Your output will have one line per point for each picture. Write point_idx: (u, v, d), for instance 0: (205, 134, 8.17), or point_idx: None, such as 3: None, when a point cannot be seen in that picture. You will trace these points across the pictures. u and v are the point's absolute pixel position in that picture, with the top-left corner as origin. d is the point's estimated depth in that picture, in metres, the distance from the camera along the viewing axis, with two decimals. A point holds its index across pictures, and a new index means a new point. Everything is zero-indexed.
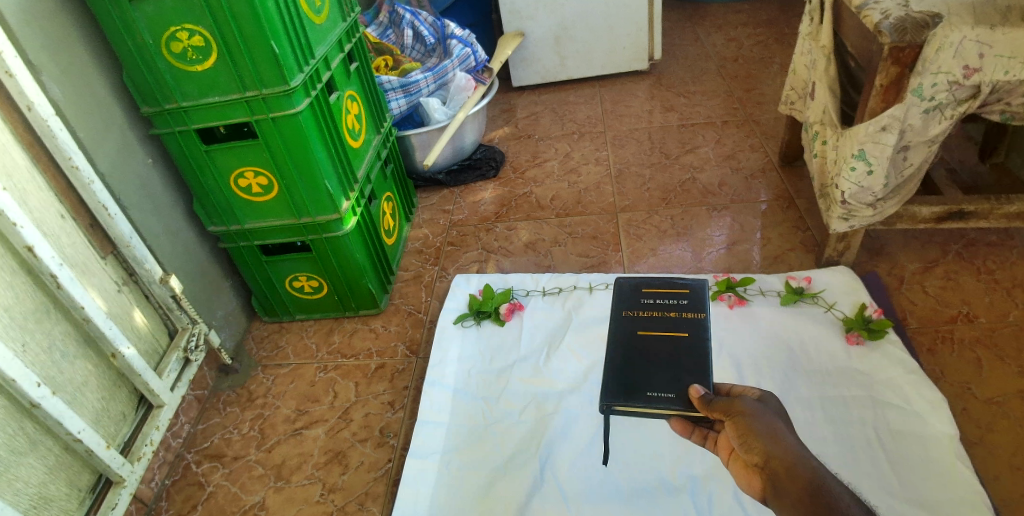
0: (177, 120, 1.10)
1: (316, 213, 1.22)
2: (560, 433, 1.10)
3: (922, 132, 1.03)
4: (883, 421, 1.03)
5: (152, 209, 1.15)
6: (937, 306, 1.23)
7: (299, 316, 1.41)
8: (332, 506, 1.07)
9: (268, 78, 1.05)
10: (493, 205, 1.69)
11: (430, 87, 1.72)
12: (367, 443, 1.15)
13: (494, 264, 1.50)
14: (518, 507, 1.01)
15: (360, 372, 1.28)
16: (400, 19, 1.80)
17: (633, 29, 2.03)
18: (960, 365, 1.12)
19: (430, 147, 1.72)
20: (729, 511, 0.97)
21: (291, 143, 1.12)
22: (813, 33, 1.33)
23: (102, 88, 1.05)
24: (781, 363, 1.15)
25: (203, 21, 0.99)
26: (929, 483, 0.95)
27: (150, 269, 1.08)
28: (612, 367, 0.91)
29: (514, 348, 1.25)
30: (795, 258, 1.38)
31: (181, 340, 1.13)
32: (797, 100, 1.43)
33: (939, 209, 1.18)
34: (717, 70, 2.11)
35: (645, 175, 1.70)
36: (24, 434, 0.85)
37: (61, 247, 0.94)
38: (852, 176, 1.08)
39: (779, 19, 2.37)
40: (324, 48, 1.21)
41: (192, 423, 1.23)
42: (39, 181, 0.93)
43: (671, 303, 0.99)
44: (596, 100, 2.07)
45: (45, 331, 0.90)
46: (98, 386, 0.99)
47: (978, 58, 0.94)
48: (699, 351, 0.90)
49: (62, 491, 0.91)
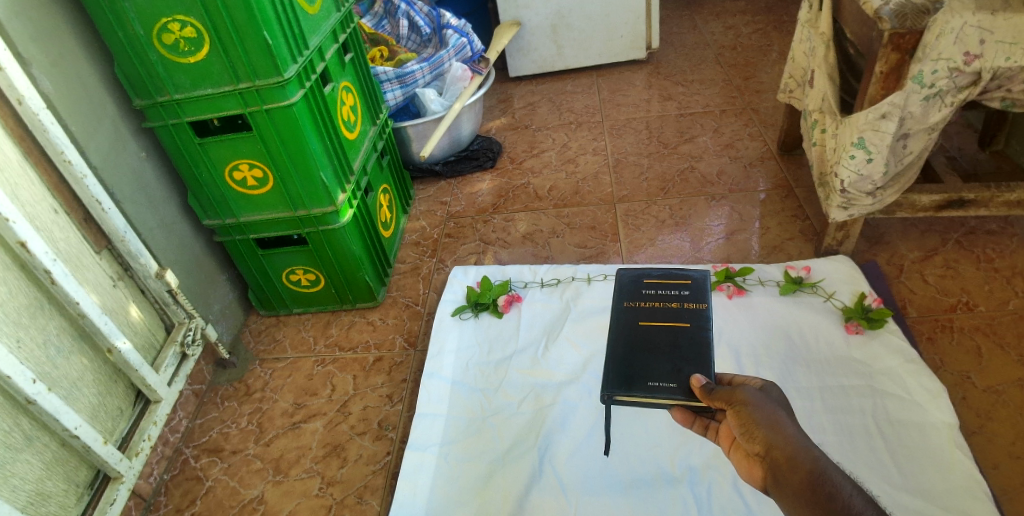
0: (170, 112, 1.09)
1: (312, 206, 1.21)
2: (560, 425, 1.10)
3: (922, 120, 1.02)
4: (882, 410, 1.03)
5: (146, 202, 1.14)
6: (936, 295, 1.22)
7: (296, 309, 1.40)
8: (332, 500, 1.06)
9: (261, 68, 1.04)
10: (490, 196, 1.68)
11: (425, 78, 1.70)
12: (365, 436, 1.15)
13: (493, 256, 1.49)
14: (518, 499, 1.01)
15: (357, 365, 1.28)
16: (395, 9, 1.78)
17: (630, 17, 2.01)
18: (960, 353, 1.12)
19: (425, 139, 1.70)
20: (729, 502, 0.96)
21: (285, 134, 1.11)
22: (812, 21, 1.32)
23: (93, 80, 1.04)
24: (781, 352, 1.14)
25: (194, 11, 0.98)
26: (928, 473, 0.94)
27: (145, 263, 1.07)
28: (613, 357, 0.90)
29: (512, 339, 1.25)
30: (795, 248, 1.38)
31: (178, 335, 1.12)
32: (796, 88, 1.42)
33: (939, 197, 1.18)
34: (715, 59, 2.10)
35: (642, 164, 1.69)
36: (20, 430, 0.85)
37: (54, 242, 0.93)
38: (852, 164, 1.07)
39: (777, 6, 2.35)
40: (318, 38, 1.20)
41: (190, 418, 1.22)
42: (32, 176, 0.92)
43: (672, 294, 0.98)
44: (594, 90, 2.06)
45: (39, 327, 0.89)
46: (94, 382, 0.98)
47: (979, 44, 0.93)
48: (700, 341, 0.89)
49: (60, 488, 0.90)
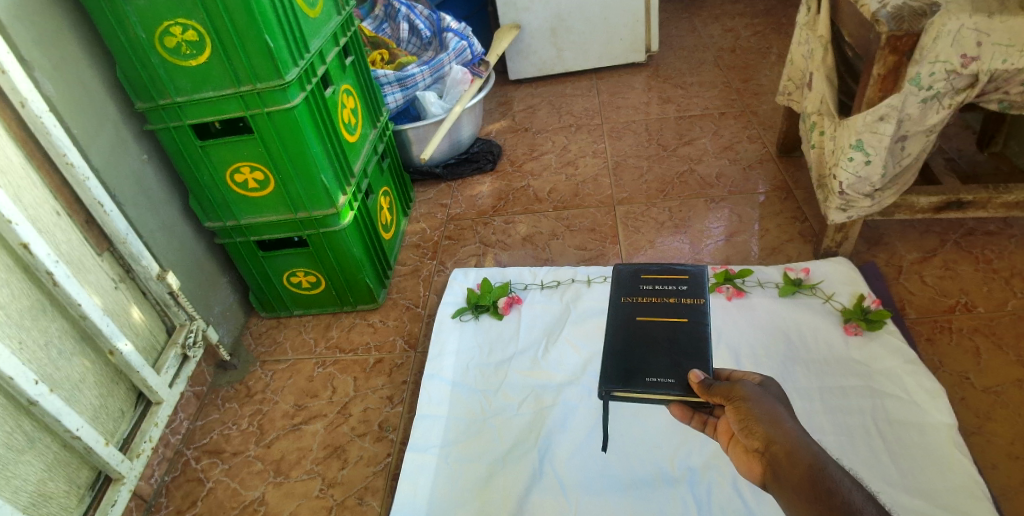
0: (171, 115, 1.10)
1: (313, 208, 1.22)
2: (559, 425, 1.10)
3: (919, 122, 1.02)
4: (882, 411, 1.03)
5: (147, 204, 1.14)
6: (935, 296, 1.23)
7: (297, 311, 1.41)
8: (332, 501, 1.07)
9: (262, 72, 1.04)
10: (490, 199, 1.68)
11: (426, 81, 1.71)
12: (366, 438, 1.15)
13: (493, 258, 1.50)
14: (518, 499, 1.01)
15: (358, 367, 1.28)
16: (395, 13, 1.79)
17: (630, 20, 2.02)
18: (959, 354, 1.12)
19: (426, 141, 1.71)
20: (729, 501, 0.97)
21: (286, 137, 1.12)
22: (810, 23, 1.32)
23: (95, 84, 1.05)
24: (780, 353, 1.15)
25: (195, 14, 0.99)
26: (928, 473, 0.95)
27: (147, 265, 1.07)
28: (612, 353, 0.90)
29: (512, 340, 1.25)
30: (794, 250, 1.38)
31: (179, 336, 1.13)
32: (794, 91, 1.43)
33: (937, 198, 1.18)
34: (715, 61, 2.10)
35: (642, 166, 1.69)
36: (23, 431, 0.85)
37: (56, 244, 0.94)
38: (850, 166, 1.08)
39: (776, 8, 2.36)
40: (318, 41, 1.20)
41: (191, 419, 1.23)
42: (34, 178, 0.92)
43: (671, 289, 0.98)
44: (593, 92, 2.07)
45: (41, 329, 0.90)
46: (96, 384, 0.99)
47: (976, 47, 0.93)
48: (699, 338, 0.89)
49: (61, 489, 0.91)
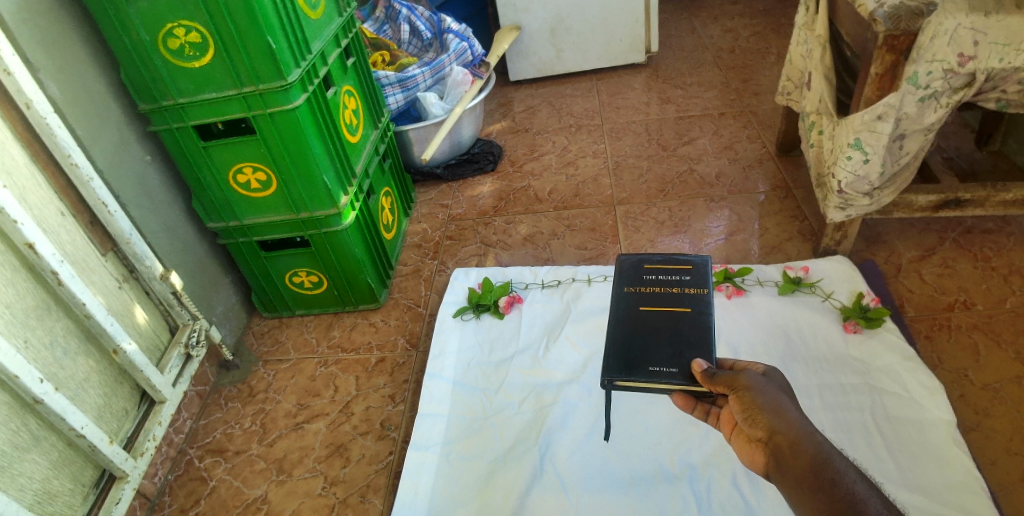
0: (175, 116, 1.11)
1: (315, 208, 1.23)
2: (559, 423, 1.11)
3: (916, 121, 1.02)
4: (881, 407, 1.04)
5: (149, 205, 1.15)
6: (934, 294, 1.23)
7: (298, 311, 1.42)
8: (334, 499, 1.07)
9: (263, 72, 1.05)
10: (491, 199, 1.69)
11: (427, 82, 1.72)
12: (367, 436, 1.16)
13: (493, 258, 1.51)
14: (519, 498, 1.01)
15: (360, 366, 1.29)
16: (396, 14, 1.80)
17: (630, 21, 2.03)
18: (958, 350, 1.13)
19: (427, 142, 1.71)
20: (729, 497, 0.97)
21: (288, 137, 1.13)
22: (809, 23, 1.33)
23: (99, 85, 1.06)
24: (779, 350, 1.15)
25: (198, 17, 1.00)
26: (927, 469, 0.95)
27: (150, 265, 1.08)
28: (613, 343, 0.91)
29: (512, 339, 1.26)
30: (793, 249, 1.39)
31: (182, 336, 1.13)
32: (793, 90, 1.43)
33: (935, 197, 1.19)
34: (714, 61, 2.11)
35: (642, 166, 1.70)
36: (27, 429, 0.86)
37: (61, 244, 0.95)
38: (849, 165, 1.08)
39: (775, 8, 2.37)
40: (320, 42, 1.21)
41: (193, 419, 1.23)
42: (39, 179, 0.93)
43: (673, 280, 0.98)
44: (593, 93, 2.07)
45: (45, 328, 0.90)
46: (99, 383, 0.99)
47: (972, 46, 0.94)
48: (701, 328, 0.90)
49: (66, 487, 0.91)
